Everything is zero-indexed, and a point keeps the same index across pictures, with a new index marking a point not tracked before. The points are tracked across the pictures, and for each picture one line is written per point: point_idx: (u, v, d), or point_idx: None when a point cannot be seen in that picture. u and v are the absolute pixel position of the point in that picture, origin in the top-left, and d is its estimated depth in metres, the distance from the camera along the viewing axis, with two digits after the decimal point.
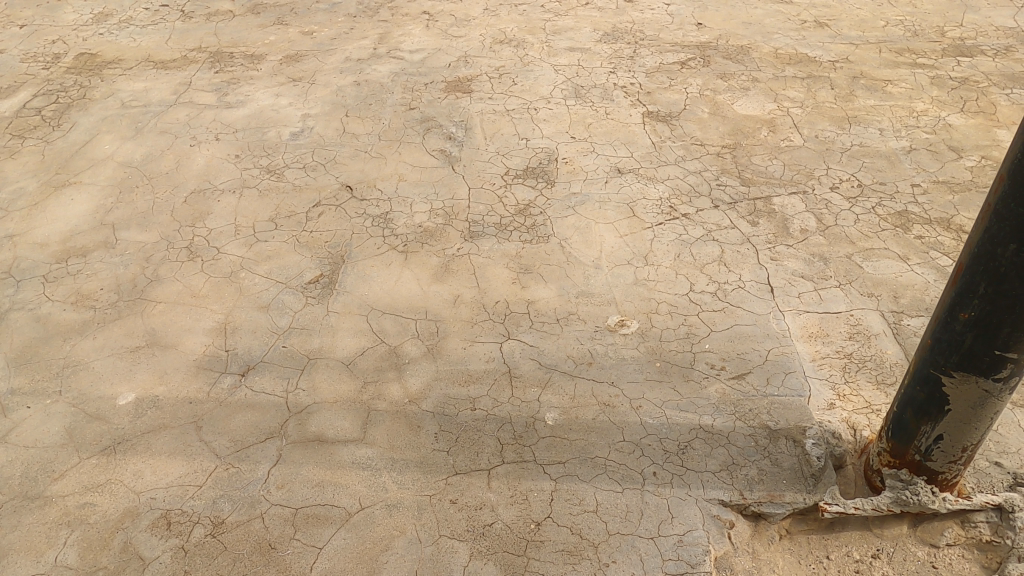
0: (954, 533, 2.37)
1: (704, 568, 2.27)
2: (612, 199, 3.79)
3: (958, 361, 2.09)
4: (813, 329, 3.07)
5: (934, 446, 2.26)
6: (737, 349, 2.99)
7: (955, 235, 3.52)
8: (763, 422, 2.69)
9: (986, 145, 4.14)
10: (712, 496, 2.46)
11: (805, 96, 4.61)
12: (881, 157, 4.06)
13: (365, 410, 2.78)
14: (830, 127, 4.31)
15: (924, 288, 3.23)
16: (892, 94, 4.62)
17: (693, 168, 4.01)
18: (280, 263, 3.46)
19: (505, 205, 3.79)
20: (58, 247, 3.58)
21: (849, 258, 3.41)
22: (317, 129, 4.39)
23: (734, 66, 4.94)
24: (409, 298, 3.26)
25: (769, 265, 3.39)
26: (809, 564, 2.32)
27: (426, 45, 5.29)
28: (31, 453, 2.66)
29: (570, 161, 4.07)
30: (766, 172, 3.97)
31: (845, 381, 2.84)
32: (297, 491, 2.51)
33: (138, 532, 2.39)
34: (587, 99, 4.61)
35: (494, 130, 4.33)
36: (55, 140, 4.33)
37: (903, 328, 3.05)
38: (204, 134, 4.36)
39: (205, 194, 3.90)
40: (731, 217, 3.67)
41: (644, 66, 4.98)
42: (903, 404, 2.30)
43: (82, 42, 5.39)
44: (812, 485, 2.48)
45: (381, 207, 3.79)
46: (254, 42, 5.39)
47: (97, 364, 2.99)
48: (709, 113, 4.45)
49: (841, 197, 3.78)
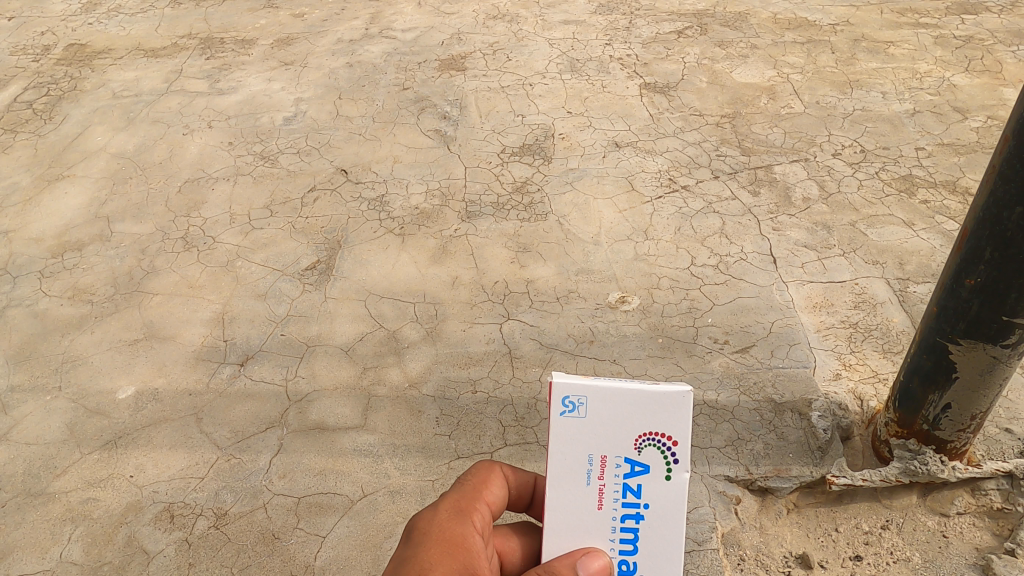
0: (963, 502, 2.33)
1: (710, 545, 2.24)
2: (611, 173, 3.74)
3: (965, 328, 2.04)
4: (817, 299, 3.02)
5: (942, 416, 2.22)
6: (740, 322, 2.94)
7: (961, 199, 3.45)
8: (768, 396, 2.65)
9: (992, 104, 4.05)
10: (717, 472, 2.43)
11: (805, 61, 4.52)
12: (884, 121, 3.98)
13: (365, 396, 2.76)
14: (832, 93, 4.22)
15: (930, 254, 3.17)
16: (895, 56, 4.52)
17: (692, 139, 3.94)
18: (276, 250, 3.43)
19: (502, 183, 3.73)
20: (53, 242, 3.56)
21: (853, 226, 3.35)
22: (310, 113, 4.34)
23: (732, 33, 4.85)
24: (407, 282, 3.23)
25: (772, 235, 3.34)
26: (817, 538, 2.30)
27: (419, 23, 5.21)
28: (32, 450, 2.65)
29: (566, 137, 4.01)
30: (766, 141, 3.89)
31: (851, 351, 2.79)
32: (299, 480, 2.49)
33: (141, 526, 2.38)
34: (583, 72, 4.53)
35: (489, 107, 4.27)
36: (47, 134, 4.29)
37: (909, 296, 3.00)
38: (196, 122, 4.31)
39: (199, 183, 3.86)
40: (732, 188, 3.61)
41: (640, 37, 4.89)
42: (910, 372, 2.26)
43: (72, 33, 5.33)
44: (819, 457, 2.44)
45: (377, 190, 3.75)
46: (244, 27, 5.31)
47: (96, 359, 2.97)
48: (707, 82, 4.37)
49: (844, 163, 3.71)
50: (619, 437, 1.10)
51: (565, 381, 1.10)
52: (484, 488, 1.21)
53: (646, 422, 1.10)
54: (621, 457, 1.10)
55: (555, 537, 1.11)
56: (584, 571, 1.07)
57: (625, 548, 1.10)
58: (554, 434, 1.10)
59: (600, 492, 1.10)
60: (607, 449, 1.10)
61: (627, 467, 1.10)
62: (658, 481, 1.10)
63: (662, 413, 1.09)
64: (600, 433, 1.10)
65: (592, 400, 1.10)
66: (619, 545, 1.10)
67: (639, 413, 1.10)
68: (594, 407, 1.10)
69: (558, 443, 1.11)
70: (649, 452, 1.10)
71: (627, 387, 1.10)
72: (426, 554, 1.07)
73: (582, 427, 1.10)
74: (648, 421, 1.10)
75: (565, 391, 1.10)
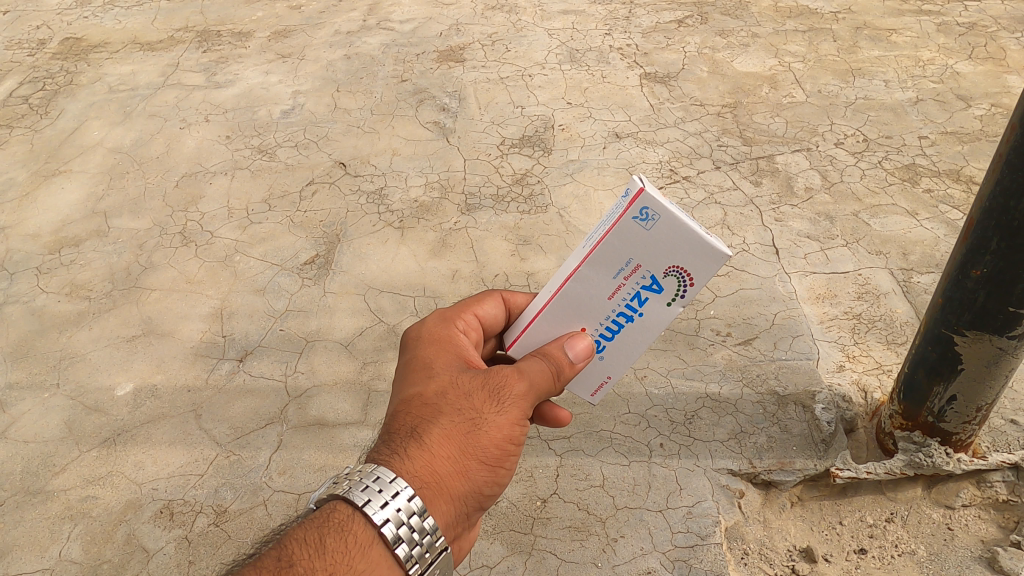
0: (969, 494, 2.32)
1: (714, 539, 2.23)
2: (611, 164, 3.70)
3: (971, 319, 2.02)
4: (820, 290, 2.99)
5: (948, 408, 2.20)
6: (742, 314, 2.92)
7: (965, 187, 3.42)
8: (771, 388, 2.63)
9: (996, 92, 4.01)
10: (720, 466, 2.41)
11: (806, 49, 4.48)
12: (887, 110, 3.94)
13: (365, 391, 2.74)
14: (834, 81, 4.19)
15: (934, 243, 3.14)
16: (898, 44, 4.47)
17: (693, 129, 3.91)
18: (274, 244, 3.41)
19: (501, 175, 3.70)
20: (50, 238, 3.53)
21: (856, 216, 3.33)
22: (308, 106, 4.30)
23: (733, 22, 4.80)
24: (406, 276, 3.20)
25: (774, 226, 3.31)
26: (821, 531, 2.29)
27: (417, 15, 5.17)
28: (30, 448, 2.63)
29: (566, 128, 3.97)
30: (768, 130, 3.86)
31: (854, 343, 2.77)
32: (299, 477, 2.47)
33: (141, 524, 2.37)
34: (582, 63, 4.50)
35: (488, 99, 4.23)
36: (43, 129, 4.26)
37: (913, 286, 2.97)
38: (193, 116, 4.28)
39: (197, 177, 3.83)
40: (733, 178, 3.58)
41: (640, 26, 4.84)
42: (915, 364, 2.23)
43: (67, 27, 5.29)
44: (823, 450, 2.41)
45: (375, 183, 3.72)
46: (240, 19, 5.27)
47: (94, 356, 2.95)
48: (708, 72, 4.34)
49: (846, 152, 3.68)
50: (654, 257, 1.43)
51: (650, 198, 1.35)
52: (478, 306, 1.67)
53: (681, 260, 1.41)
54: (649, 272, 1.45)
55: (568, 301, 1.51)
56: (572, 347, 1.51)
57: (606, 332, 1.54)
58: (622, 229, 1.40)
59: (620, 285, 1.47)
60: (643, 263, 1.44)
61: (648, 281, 1.46)
62: (660, 302, 1.48)
63: (696, 260, 1.41)
64: (647, 241, 1.41)
65: (658, 218, 1.38)
66: (603, 328, 1.54)
67: (684, 251, 1.40)
68: (656, 223, 1.38)
69: (617, 236, 1.41)
70: (669, 280, 1.44)
71: (689, 228, 1.38)
72: (427, 353, 1.52)
73: (642, 235, 1.40)
74: (683, 258, 1.41)
75: (644, 201, 1.36)
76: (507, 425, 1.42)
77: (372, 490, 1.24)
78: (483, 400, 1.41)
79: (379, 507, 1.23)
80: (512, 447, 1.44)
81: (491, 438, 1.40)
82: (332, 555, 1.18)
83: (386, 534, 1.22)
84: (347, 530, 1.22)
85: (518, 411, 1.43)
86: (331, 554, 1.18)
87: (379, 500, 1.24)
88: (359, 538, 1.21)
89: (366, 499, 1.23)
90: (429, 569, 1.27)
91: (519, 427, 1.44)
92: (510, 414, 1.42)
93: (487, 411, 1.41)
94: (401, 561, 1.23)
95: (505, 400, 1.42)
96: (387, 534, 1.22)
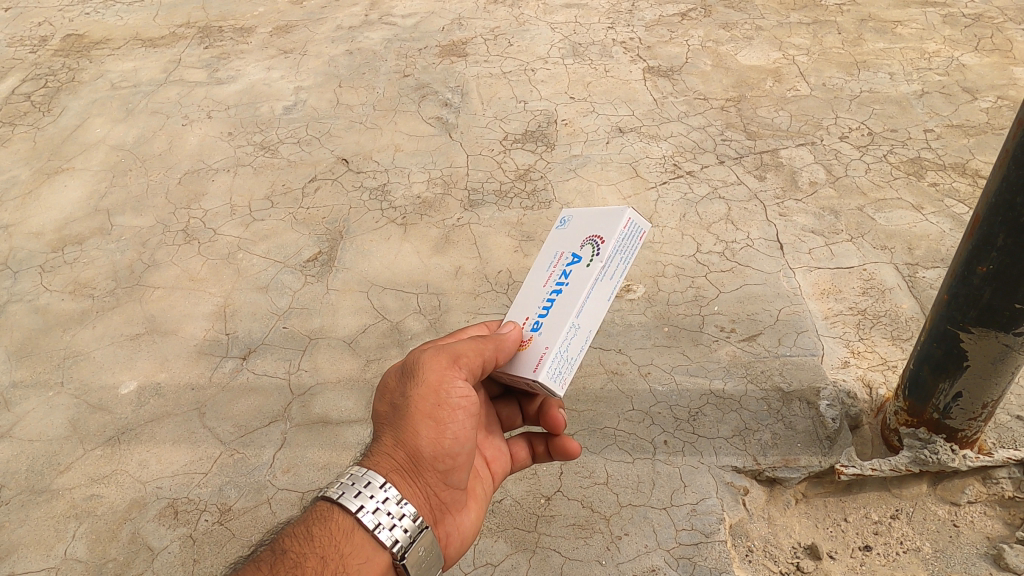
0: (975, 491, 2.31)
1: (718, 537, 2.22)
2: (615, 159, 3.69)
3: (977, 316, 2.00)
4: (825, 285, 2.98)
5: (953, 404, 2.18)
6: (747, 310, 2.91)
7: (971, 181, 3.40)
8: (776, 384, 2.62)
9: (1002, 84, 3.98)
10: (725, 463, 2.40)
11: (811, 42, 4.45)
12: (892, 103, 3.92)
13: (369, 389, 2.73)
14: (838, 74, 4.16)
15: (939, 238, 3.13)
16: (903, 36, 4.44)
17: (697, 123, 3.89)
18: (277, 241, 3.40)
19: (505, 170, 3.69)
20: (53, 235, 3.53)
21: (861, 210, 3.31)
22: (310, 102, 4.29)
23: (736, 15, 4.78)
24: (409, 272, 3.20)
25: (778, 221, 3.29)
26: (826, 528, 2.29)
27: (419, 9, 5.15)
28: (35, 446, 2.64)
29: (569, 123, 3.96)
30: (772, 124, 3.84)
31: (859, 339, 2.75)
32: (303, 475, 2.47)
33: (145, 523, 2.37)
34: (585, 57, 4.48)
35: (490, 94, 4.22)
36: (45, 126, 4.26)
37: (918, 281, 2.95)
38: (196, 112, 4.27)
39: (199, 174, 3.83)
40: (737, 173, 3.56)
41: (643, 20, 4.82)
42: (920, 360, 2.22)
43: (69, 23, 5.29)
44: (828, 447, 2.40)
45: (378, 179, 3.71)
46: (242, 15, 5.26)
47: (98, 354, 2.96)
48: (712, 65, 4.31)
49: (851, 146, 3.66)
50: (572, 241, 1.75)
51: (565, 210, 1.85)
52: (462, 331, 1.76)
53: (590, 231, 1.72)
54: (572, 252, 1.73)
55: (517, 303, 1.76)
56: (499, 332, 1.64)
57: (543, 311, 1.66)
58: (551, 237, 1.83)
59: (551, 272, 1.73)
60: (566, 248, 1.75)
61: (571, 258, 1.72)
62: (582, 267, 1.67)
63: (601, 226, 1.70)
64: (567, 233, 1.78)
65: (572, 216, 1.81)
66: (540, 310, 1.67)
67: (592, 228, 1.73)
68: (570, 220, 1.81)
69: (550, 243, 1.81)
70: (585, 249, 1.70)
71: (593, 214, 1.76)
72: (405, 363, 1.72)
73: (563, 233, 1.80)
74: (591, 230, 1.72)
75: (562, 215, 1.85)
76: (427, 393, 1.52)
77: (346, 486, 1.43)
78: (404, 380, 1.55)
79: (355, 497, 1.41)
80: (446, 412, 1.54)
81: (420, 411, 1.51)
82: (319, 540, 1.35)
83: (365, 520, 1.39)
84: (328, 519, 1.39)
85: (436, 376, 1.53)
86: (318, 539, 1.35)
87: (354, 492, 1.42)
88: (341, 525, 1.38)
89: (340, 493, 1.42)
90: (414, 547, 1.42)
91: (444, 391, 1.53)
92: (429, 383, 1.52)
93: (408, 389, 1.53)
94: (384, 541, 1.38)
95: (420, 371, 1.53)
96: (367, 520, 1.39)
